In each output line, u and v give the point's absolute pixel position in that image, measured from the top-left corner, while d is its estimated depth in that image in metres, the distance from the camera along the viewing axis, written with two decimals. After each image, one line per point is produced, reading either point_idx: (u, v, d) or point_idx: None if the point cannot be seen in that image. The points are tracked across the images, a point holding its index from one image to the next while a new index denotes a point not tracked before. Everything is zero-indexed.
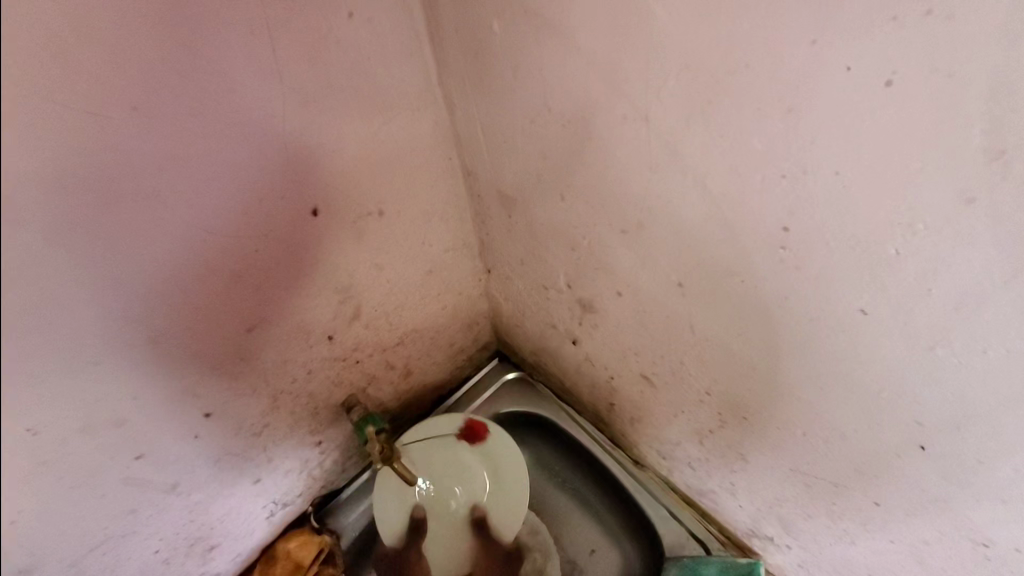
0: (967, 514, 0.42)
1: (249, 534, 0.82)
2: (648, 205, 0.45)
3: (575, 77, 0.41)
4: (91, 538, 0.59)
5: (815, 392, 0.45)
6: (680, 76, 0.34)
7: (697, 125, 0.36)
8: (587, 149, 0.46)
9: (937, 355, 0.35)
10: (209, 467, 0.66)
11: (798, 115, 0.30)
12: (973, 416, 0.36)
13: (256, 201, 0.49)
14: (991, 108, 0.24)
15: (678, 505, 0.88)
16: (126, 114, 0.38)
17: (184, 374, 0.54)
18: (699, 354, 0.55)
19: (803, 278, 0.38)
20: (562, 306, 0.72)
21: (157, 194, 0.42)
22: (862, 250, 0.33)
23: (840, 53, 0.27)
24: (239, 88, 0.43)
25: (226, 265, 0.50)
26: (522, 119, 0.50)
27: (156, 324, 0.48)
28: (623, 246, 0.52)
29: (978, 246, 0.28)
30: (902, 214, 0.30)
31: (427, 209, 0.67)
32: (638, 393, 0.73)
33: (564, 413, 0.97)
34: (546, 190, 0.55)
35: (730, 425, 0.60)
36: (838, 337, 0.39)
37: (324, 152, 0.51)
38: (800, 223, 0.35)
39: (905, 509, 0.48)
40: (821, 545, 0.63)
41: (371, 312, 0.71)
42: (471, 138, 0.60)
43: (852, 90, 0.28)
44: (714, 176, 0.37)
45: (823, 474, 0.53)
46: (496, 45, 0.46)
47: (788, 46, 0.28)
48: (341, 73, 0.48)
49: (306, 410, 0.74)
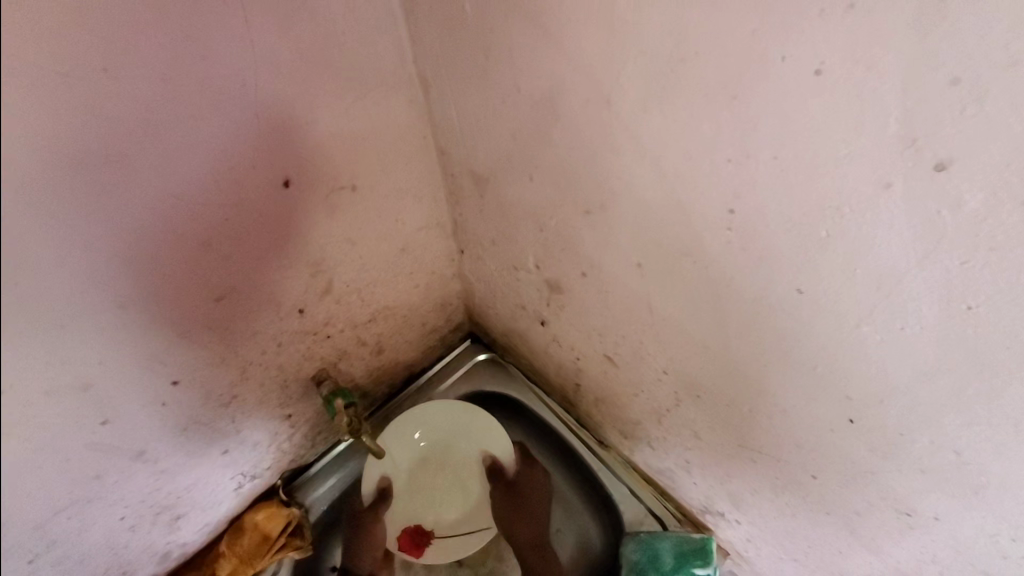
0: (892, 484, 0.46)
1: (217, 505, 0.83)
2: (609, 186, 0.47)
3: (542, 59, 0.43)
4: (55, 502, 0.59)
5: (760, 371, 0.48)
6: (636, 60, 0.36)
7: (652, 108, 0.37)
8: (553, 129, 0.47)
9: (862, 333, 0.37)
10: (177, 435, 0.67)
11: (741, 102, 0.32)
12: (894, 391, 0.39)
13: (227, 171, 0.50)
14: (905, 99, 0.27)
15: (638, 484, 0.92)
16: (97, 76, 0.38)
17: (152, 341, 0.55)
18: (656, 333, 0.57)
19: (748, 259, 0.40)
20: (531, 287, 0.75)
21: (128, 158, 0.42)
22: (798, 232, 0.36)
23: (777, 44, 0.29)
24: (211, 55, 0.43)
25: (196, 233, 0.51)
26: (493, 99, 0.51)
27: (124, 289, 0.48)
28: (588, 226, 0.54)
29: (894, 229, 0.31)
30: (830, 200, 0.32)
31: (400, 187, 0.68)
32: (602, 372, 0.76)
33: (534, 396, 1.01)
34: (516, 170, 0.57)
35: (685, 403, 0.63)
36: (779, 316, 0.42)
37: (298, 125, 0.52)
38: (744, 206, 0.37)
39: (838, 481, 0.51)
40: (766, 518, 0.67)
41: (343, 287, 0.72)
42: (445, 118, 0.61)
43: (787, 80, 0.30)
44: (669, 157, 0.39)
45: (767, 450, 0.56)
46: (469, 26, 0.47)
47: (730, 35, 0.30)
48: (316, 45, 0.49)
49: (276, 382, 0.75)
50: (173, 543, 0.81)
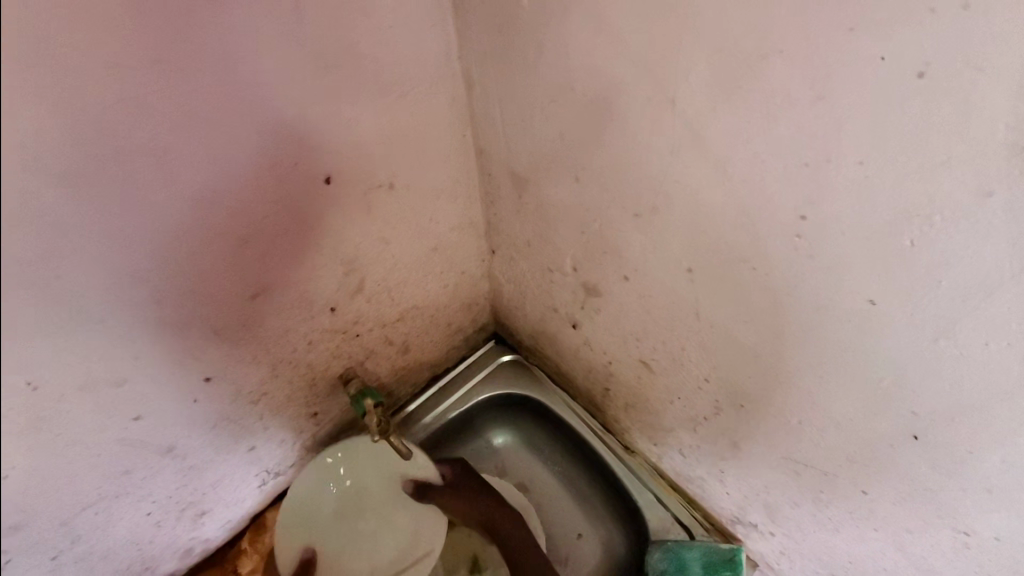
0: (953, 504, 0.44)
1: (240, 502, 0.82)
2: (663, 189, 0.45)
3: (601, 57, 0.41)
4: (85, 497, 0.58)
5: (815, 383, 0.47)
6: (709, 59, 0.34)
7: (722, 109, 0.36)
8: (606, 129, 0.46)
9: (939, 346, 0.36)
10: (205, 432, 0.66)
11: (826, 104, 0.31)
12: (968, 408, 0.37)
13: (269, 167, 0.48)
14: (1017, 103, 0.25)
15: (664, 491, 0.90)
16: (148, 68, 0.37)
17: (189, 338, 0.54)
18: (701, 340, 0.56)
19: (815, 268, 0.39)
20: (565, 289, 0.73)
21: (173, 153, 0.41)
22: (876, 240, 0.34)
23: (875, 43, 0.27)
24: (260, 48, 0.42)
25: (236, 230, 0.50)
26: (543, 97, 0.50)
27: (163, 286, 0.47)
28: (635, 229, 0.52)
29: (990, 240, 0.29)
30: (919, 207, 0.31)
31: (436, 185, 0.67)
32: (635, 378, 0.74)
33: (558, 399, 0.99)
34: (560, 170, 0.55)
35: (725, 412, 0.62)
36: (844, 326, 0.40)
37: (341, 120, 0.51)
38: (818, 212, 0.36)
39: (892, 498, 0.49)
40: (804, 532, 0.66)
41: (374, 286, 0.71)
42: (487, 116, 0.60)
43: (882, 80, 0.28)
44: (736, 160, 0.38)
45: (814, 463, 0.55)
46: (522, 22, 0.46)
47: (822, 33, 0.29)
48: (363, 39, 0.48)
49: (304, 379, 0.74)
50: (196, 539, 0.80)
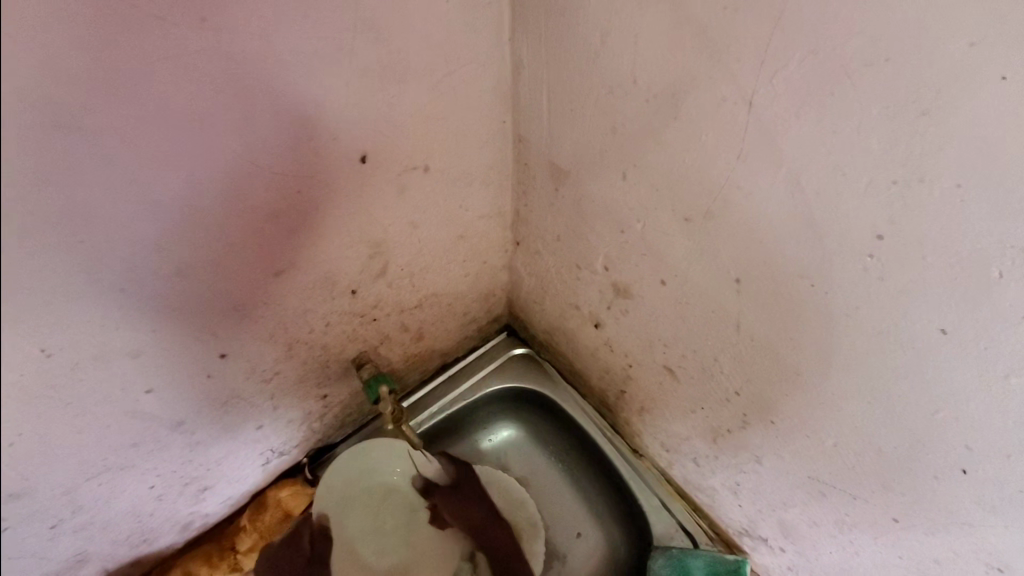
0: (993, 541, 0.43)
1: (243, 479, 0.80)
2: (723, 195, 0.43)
3: (675, 49, 0.39)
4: (90, 468, 0.56)
5: (860, 407, 0.45)
6: (803, 61, 0.32)
7: (808, 115, 0.34)
8: (668, 128, 0.44)
9: (1011, 385, 0.34)
10: (215, 408, 0.64)
11: (931, 120, 0.29)
12: None
13: (306, 140, 0.46)
14: None
15: (671, 497, 0.89)
16: (194, 25, 0.35)
17: (209, 313, 0.52)
18: (738, 353, 0.54)
19: (884, 292, 0.37)
20: (592, 287, 0.71)
21: (212, 117, 0.39)
22: (961, 269, 0.32)
23: (1000, 59, 0.25)
24: (313, 11, 0.39)
25: (267, 203, 0.47)
26: (600, 88, 0.47)
27: (187, 257, 0.45)
28: (682, 234, 0.50)
29: None
30: (1017, 238, 0.29)
31: (471, 172, 0.64)
32: (656, 383, 0.73)
33: (568, 397, 0.97)
34: (608, 166, 0.53)
35: (752, 426, 0.60)
36: (906, 353, 0.39)
37: (384, 97, 0.49)
38: (898, 232, 0.34)
39: (925, 527, 0.48)
40: (818, 550, 0.65)
41: (398, 271, 0.69)
42: (532, 103, 0.57)
43: (1001, 101, 0.26)
44: (813, 171, 0.36)
45: (843, 485, 0.53)
46: (588, 6, 0.44)
47: (941, 42, 0.27)
48: (416, 13, 0.45)
49: (318, 361, 0.72)
50: (195, 514, 0.78)
